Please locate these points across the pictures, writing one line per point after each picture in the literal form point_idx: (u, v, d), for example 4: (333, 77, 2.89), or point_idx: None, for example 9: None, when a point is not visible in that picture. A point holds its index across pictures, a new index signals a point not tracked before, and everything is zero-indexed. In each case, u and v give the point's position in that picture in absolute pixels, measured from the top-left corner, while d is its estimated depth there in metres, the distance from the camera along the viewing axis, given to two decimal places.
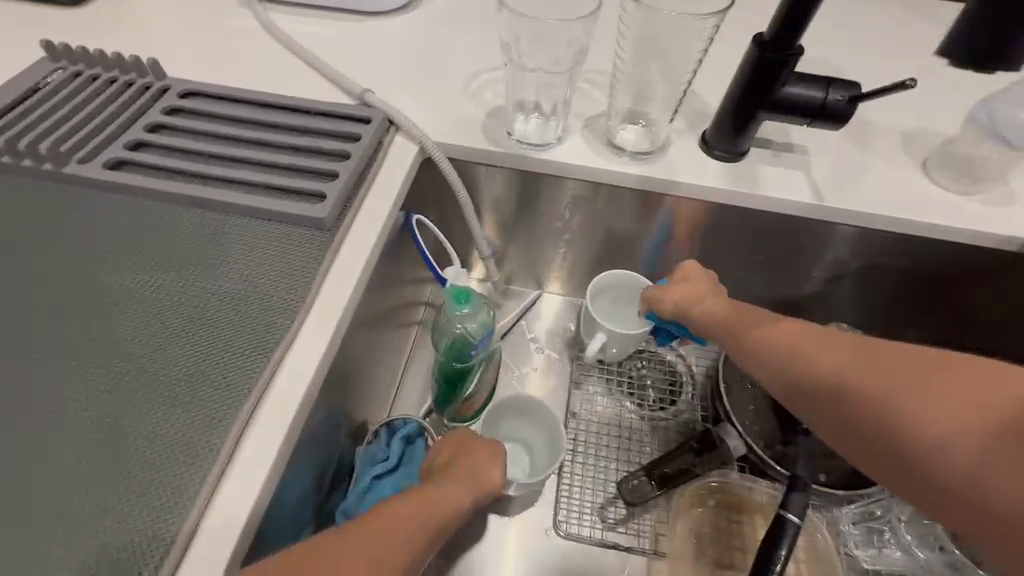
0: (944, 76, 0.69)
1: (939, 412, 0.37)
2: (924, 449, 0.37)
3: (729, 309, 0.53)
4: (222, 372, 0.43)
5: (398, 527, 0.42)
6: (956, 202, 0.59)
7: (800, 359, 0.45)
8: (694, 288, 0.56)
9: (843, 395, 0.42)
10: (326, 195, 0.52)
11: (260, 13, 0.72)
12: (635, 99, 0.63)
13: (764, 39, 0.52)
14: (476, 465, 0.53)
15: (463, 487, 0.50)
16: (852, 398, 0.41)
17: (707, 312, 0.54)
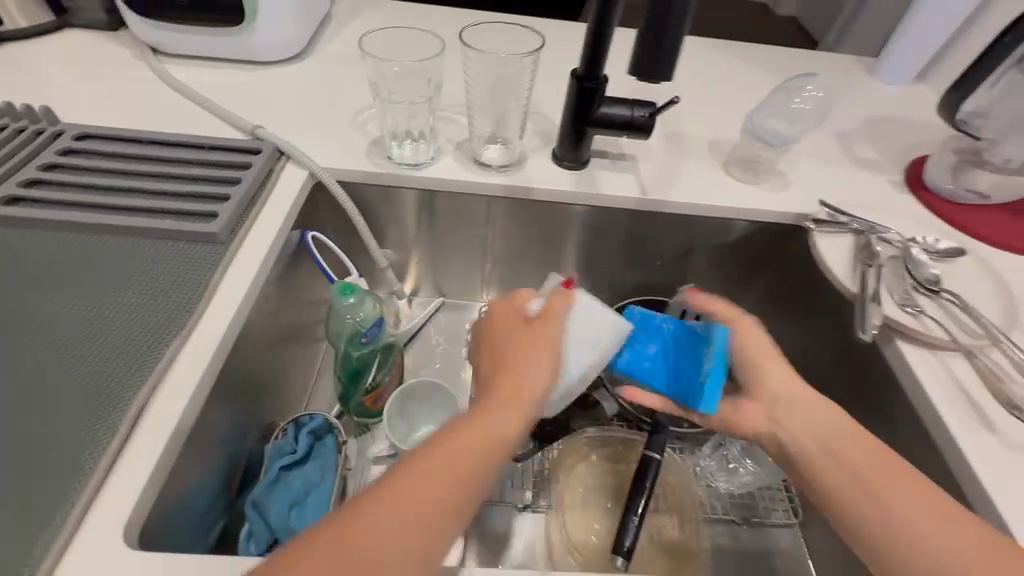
0: (738, 99, 0.89)
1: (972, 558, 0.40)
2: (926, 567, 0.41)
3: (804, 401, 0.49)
4: (121, 367, 0.48)
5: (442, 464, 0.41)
6: (746, 188, 0.76)
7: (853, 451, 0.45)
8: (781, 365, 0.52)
9: (861, 475, 0.44)
10: (219, 214, 0.59)
11: (155, 65, 0.79)
12: (494, 124, 0.76)
13: (578, 73, 0.67)
14: (543, 358, 0.48)
15: (513, 396, 0.46)
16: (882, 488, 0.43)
17: (773, 384, 0.51)
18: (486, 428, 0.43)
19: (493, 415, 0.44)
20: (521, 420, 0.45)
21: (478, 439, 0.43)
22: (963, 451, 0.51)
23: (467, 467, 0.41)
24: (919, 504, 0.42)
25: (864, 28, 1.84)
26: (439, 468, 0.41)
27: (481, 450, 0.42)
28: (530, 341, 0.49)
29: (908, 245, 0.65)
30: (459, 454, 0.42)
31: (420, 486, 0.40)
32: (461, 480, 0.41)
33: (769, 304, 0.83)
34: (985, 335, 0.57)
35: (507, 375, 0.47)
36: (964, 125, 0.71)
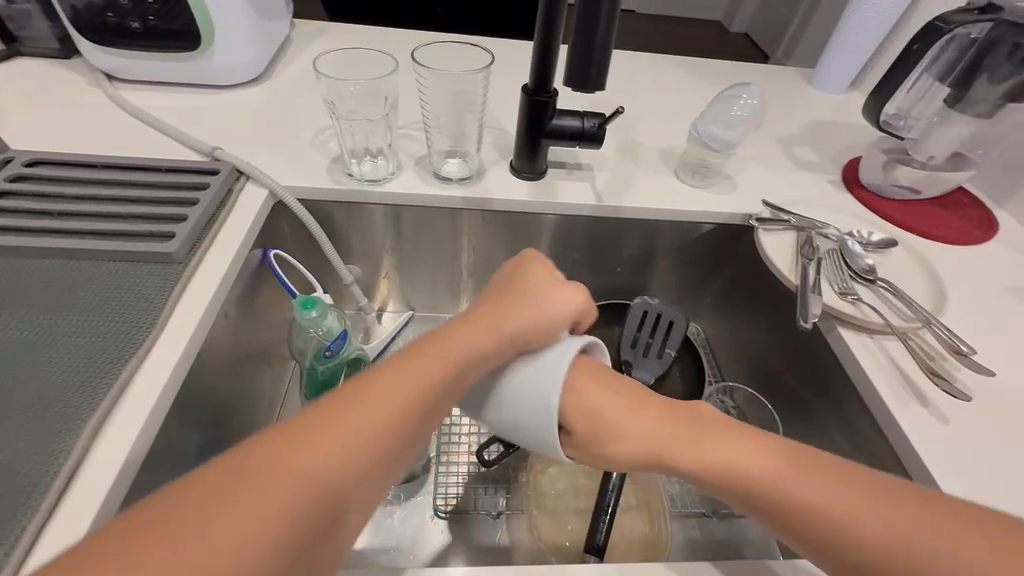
0: (686, 110, 0.94)
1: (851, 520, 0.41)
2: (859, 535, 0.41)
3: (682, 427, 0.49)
4: (73, 388, 0.47)
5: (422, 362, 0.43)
6: (695, 192, 0.79)
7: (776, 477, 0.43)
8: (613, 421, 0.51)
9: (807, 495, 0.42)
10: (176, 234, 0.59)
11: (110, 91, 0.79)
12: (453, 139, 0.78)
13: (529, 87, 0.70)
14: (544, 306, 0.53)
15: (481, 334, 0.48)
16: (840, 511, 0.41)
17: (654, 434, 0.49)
18: (449, 350, 0.45)
19: (466, 334, 0.48)
20: (490, 349, 0.48)
21: (438, 354, 0.45)
22: (902, 425, 0.54)
23: (421, 380, 0.42)
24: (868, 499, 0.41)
25: (810, 40, 1.95)
26: (390, 381, 0.41)
27: (449, 355, 0.45)
28: (534, 291, 0.54)
29: (844, 238, 0.70)
30: (435, 354, 0.44)
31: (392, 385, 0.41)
32: (426, 378, 0.43)
33: (727, 301, 0.87)
34: (916, 318, 0.61)
35: (495, 307, 0.51)
36: (888, 126, 0.78)
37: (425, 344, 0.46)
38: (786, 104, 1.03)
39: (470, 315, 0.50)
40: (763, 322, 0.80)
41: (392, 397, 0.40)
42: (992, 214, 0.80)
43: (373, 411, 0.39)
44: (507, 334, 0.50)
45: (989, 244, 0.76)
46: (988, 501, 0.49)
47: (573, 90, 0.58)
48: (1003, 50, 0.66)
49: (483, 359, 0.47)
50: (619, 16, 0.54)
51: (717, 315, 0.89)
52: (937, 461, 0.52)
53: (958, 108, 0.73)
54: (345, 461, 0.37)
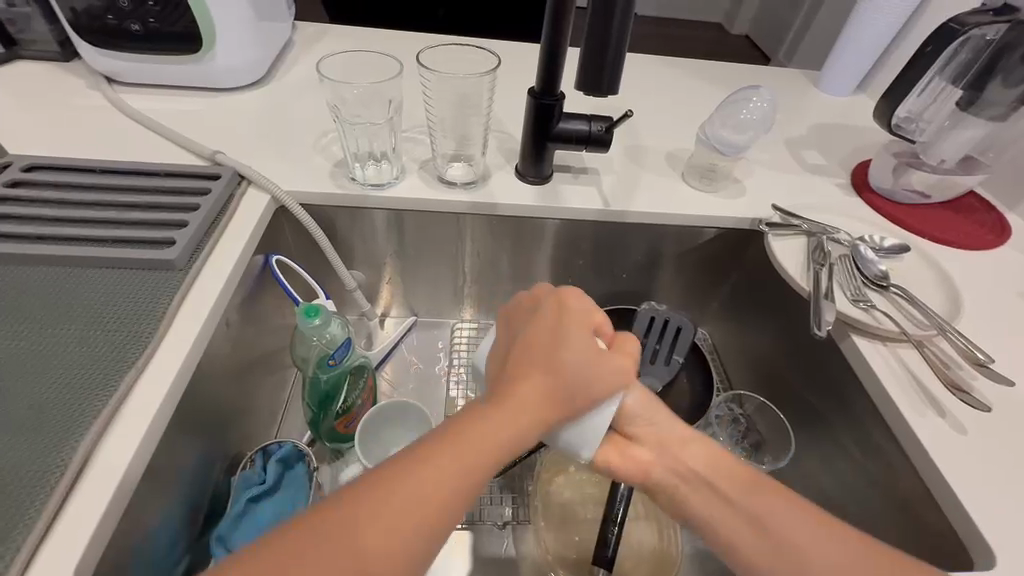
0: (692, 113, 0.93)
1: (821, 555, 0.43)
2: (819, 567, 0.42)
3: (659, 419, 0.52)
4: (71, 400, 0.46)
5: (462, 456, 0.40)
6: (704, 196, 0.78)
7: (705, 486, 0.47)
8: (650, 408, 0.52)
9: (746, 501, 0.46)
10: (177, 241, 0.58)
11: (110, 94, 0.78)
12: (458, 143, 0.77)
13: (535, 90, 0.69)
14: (583, 371, 0.46)
15: (520, 420, 0.43)
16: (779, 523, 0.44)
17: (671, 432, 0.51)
18: (494, 434, 0.41)
19: (500, 418, 0.42)
20: (535, 431, 0.43)
21: (474, 444, 0.41)
22: (919, 436, 0.53)
23: (473, 471, 0.40)
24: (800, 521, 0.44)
25: (814, 41, 1.94)
26: (435, 473, 0.39)
27: (485, 451, 0.41)
28: (578, 349, 0.46)
29: (856, 244, 0.69)
30: (469, 445, 0.41)
31: (423, 483, 0.38)
32: (462, 476, 0.39)
33: (734, 308, 0.86)
34: (931, 326, 0.60)
35: (530, 387, 0.44)
36: (898, 129, 0.76)
37: (464, 426, 0.42)
38: (793, 106, 1.02)
39: (510, 394, 0.44)
40: (772, 328, 0.79)
41: (431, 492, 0.38)
42: (1005, 218, 0.79)
43: (428, 501, 0.38)
44: (549, 414, 0.44)
45: (1002, 248, 0.75)
46: (1012, 515, 0.48)
47: (584, 94, 0.57)
48: (1019, 53, 0.66)
49: (529, 439, 0.43)
50: (630, 18, 0.53)
51: (724, 322, 0.88)
52: (956, 473, 0.50)
53: (971, 112, 0.72)
54: (409, 549, 0.36)
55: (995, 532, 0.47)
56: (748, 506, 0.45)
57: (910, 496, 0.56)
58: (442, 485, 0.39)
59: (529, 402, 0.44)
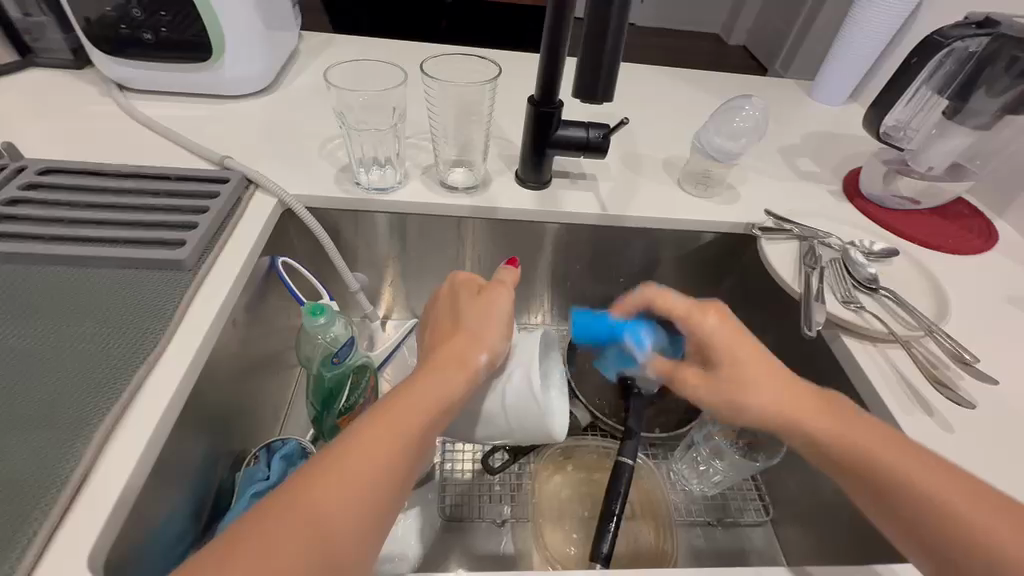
0: (687, 121, 0.96)
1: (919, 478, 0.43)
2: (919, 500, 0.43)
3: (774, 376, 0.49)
4: (85, 393, 0.47)
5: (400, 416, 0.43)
6: (700, 202, 0.80)
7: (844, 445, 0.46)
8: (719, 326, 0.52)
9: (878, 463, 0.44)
10: (187, 242, 0.60)
11: (121, 101, 0.80)
12: (460, 149, 0.79)
13: (535, 98, 0.71)
14: (487, 320, 0.51)
15: (444, 378, 0.47)
16: (911, 484, 0.43)
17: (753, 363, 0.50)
18: (426, 392, 0.45)
19: (429, 379, 0.46)
20: (463, 384, 0.47)
21: (409, 404, 0.44)
22: (906, 433, 0.55)
23: (413, 424, 0.44)
24: (944, 483, 0.43)
25: (808, 53, 1.98)
26: (376, 436, 0.42)
27: (420, 405, 0.45)
28: (468, 308, 0.52)
29: (847, 248, 0.71)
30: (404, 406, 0.44)
31: (371, 441, 0.41)
32: (403, 432, 0.43)
33: (730, 310, 0.88)
34: (919, 327, 0.62)
35: (449, 349, 0.49)
36: (888, 137, 0.78)
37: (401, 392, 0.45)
38: (786, 116, 1.04)
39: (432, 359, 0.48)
40: (767, 330, 0.81)
41: (377, 447, 0.41)
42: (992, 224, 0.81)
43: (379, 460, 0.41)
44: (472, 365, 0.48)
45: (989, 253, 0.77)
46: None
47: (581, 101, 0.59)
48: (1002, 63, 0.68)
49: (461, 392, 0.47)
50: (625, 30, 0.55)
51: None
52: None
53: (956, 121, 0.75)
54: (370, 506, 0.39)
55: None
56: (877, 450, 0.45)
57: None
58: (394, 434, 0.42)
59: (450, 363, 0.48)
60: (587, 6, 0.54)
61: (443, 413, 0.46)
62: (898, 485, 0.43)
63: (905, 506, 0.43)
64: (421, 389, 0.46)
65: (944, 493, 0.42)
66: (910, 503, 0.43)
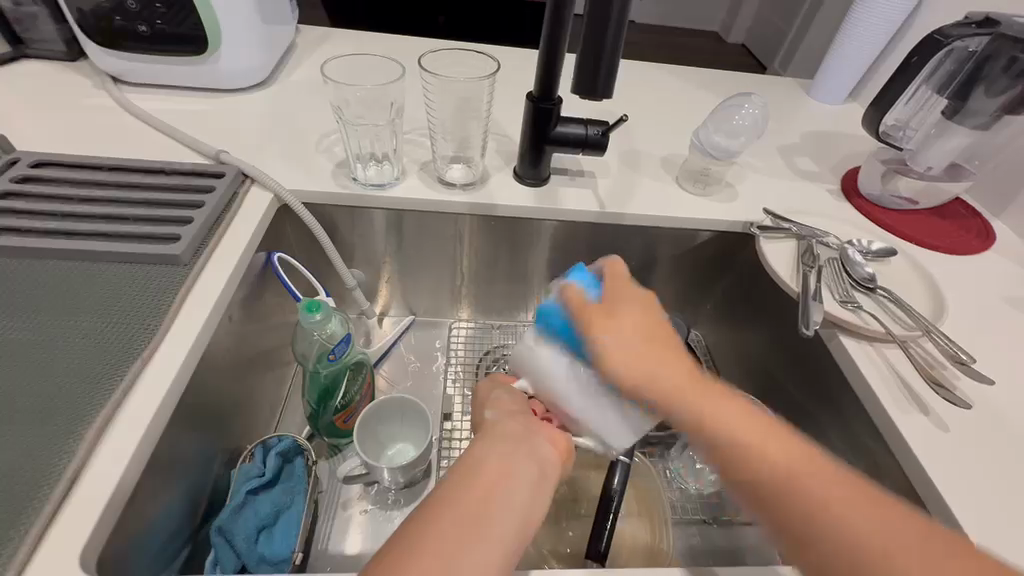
0: (686, 118, 0.95)
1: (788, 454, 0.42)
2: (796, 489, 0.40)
3: (670, 358, 0.46)
4: (79, 390, 0.47)
5: (487, 496, 0.41)
6: (697, 200, 0.80)
7: (706, 418, 0.43)
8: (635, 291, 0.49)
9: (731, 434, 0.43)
10: (183, 237, 0.59)
11: (115, 94, 0.79)
12: (458, 145, 0.78)
13: (534, 94, 0.71)
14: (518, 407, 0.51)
15: (522, 459, 0.45)
16: (778, 462, 0.41)
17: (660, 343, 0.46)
18: (509, 469, 0.44)
19: (507, 455, 0.45)
20: (543, 464, 0.46)
21: (495, 481, 0.42)
22: (903, 433, 0.55)
23: (506, 502, 0.41)
24: (813, 469, 0.41)
25: (808, 52, 1.97)
26: (459, 499, 0.41)
27: (508, 483, 0.43)
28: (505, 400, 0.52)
29: (845, 247, 0.71)
30: (488, 483, 0.42)
31: (464, 524, 0.39)
32: (498, 514, 0.41)
33: (727, 310, 0.88)
34: (916, 326, 0.62)
35: (502, 419, 0.49)
36: (886, 137, 0.79)
37: (479, 465, 0.43)
38: (785, 114, 1.04)
39: (499, 430, 0.47)
40: (764, 330, 0.81)
41: (472, 531, 0.39)
42: (990, 224, 0.81)
43: (484, 527, 0.40)
44: (545, 444, 0.47)
45: (986, 253, 0.77)
46: (992, 508, 0.50)
47: (580, 97, 0.59)
48: (1000, 63, 0.67)
49: (547, 472, 0.45)
50: (626, 27, 0.55)
51: (718, 322, 0.90)
52: (938, 469, 0.52)
53: (956, 120, 0.74)
54: None
55: (975, 523, 0.48)
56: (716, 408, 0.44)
57: (894, 491, 0.57)
58: (487, 515, 0.40)
59: (522, 445, 0.46)
60: (587, 3, 0.54)
61: (522, 473, 0.44)
62: (774, 472, 0.41)
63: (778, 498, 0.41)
64: (505, 467, 0.44)
65: (798, 474, 0.41)
66: (769, 487, 0.41)
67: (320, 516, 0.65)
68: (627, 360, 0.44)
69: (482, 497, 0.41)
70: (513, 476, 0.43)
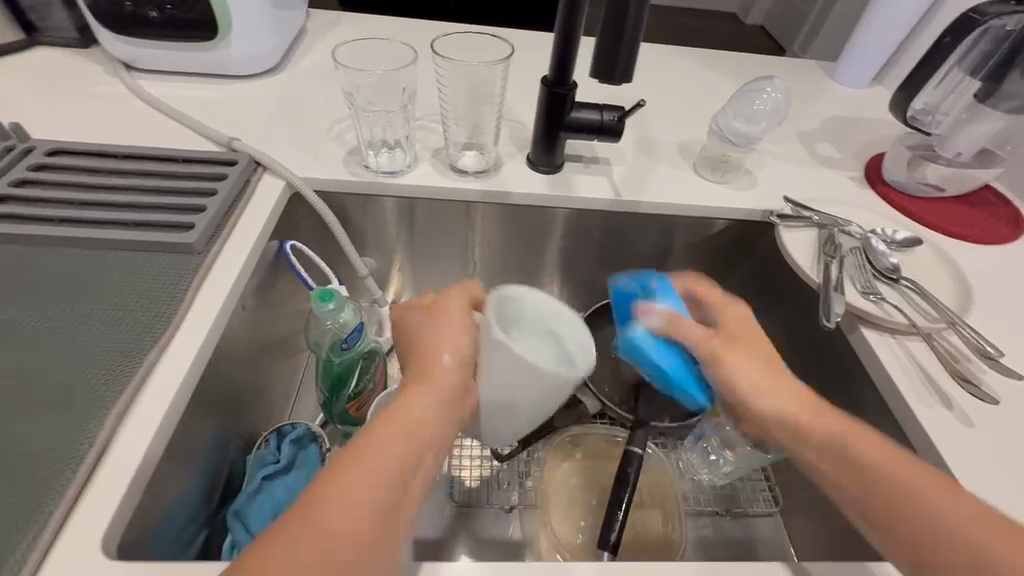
0: (704, 103, 0.93)
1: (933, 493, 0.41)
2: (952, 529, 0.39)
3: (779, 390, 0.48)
4: (95, 377, 0.47)
5: (399, 445, 0.40)
6: (715, 187, 0.78)
7: (810, 420, 0.46)
8: (733, 317, 0.53)
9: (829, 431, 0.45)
10: (195, 225, 0.59)
11: (127, 80, 0.79)
12: (470, 131, 0.77)
13: (548, 79, 0.69)
14: (452, 335, 0.47)
15: (438, 409, 0.43)
16: (915, 499, 0.41)
17: (770, 378, 0.49)
18: (423, 417, 0.42)
19: (426, 401, 0.43)
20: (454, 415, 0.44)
21: (409, 430, 0.41)
22: (923, 427, 0.54)
23: (410, 457, 0.40)
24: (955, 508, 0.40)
25: (829, 37, 1.91)
26: (369, 449, 0.39)
27: (420, 431, 0.42)
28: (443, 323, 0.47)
29: (868, 236, 0.68)
30: (402, 432, 0.41)
31: (368, 474, 0.38)
32: (401, 467, 0.40)
33: (744, 300, 0.86)
34: (941, 318, 0.60)
35: (429, 362, 0.45)
36: (915, 121, 0.76)
37: (397, 412, 0.42)
38: (807, 98, 1.01)
39: (424, 373, 0.45)
40: (783, 321, 0.79)
41: (371, 486, 0.38)
42: (1021, 213, 0.78)
43: (382, 479, 0.38)
44: (461, 396, 0.45)
45: (1016, 243, 0.75)
46: (1016, 505, 0.48)
47: (600, 83, 0.57)
48: None
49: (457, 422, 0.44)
50: (646, 9, 0.53)
51: (735, 314, 0.88)
52: (961, 466, 0.51)
53: (988, 104, 0.72)
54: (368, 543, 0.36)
55: None
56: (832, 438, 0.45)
57: None
58: (393, 466, 0.39)
59: (440, 391, 0.44)
60: None
61: (438, 422, 0.43)
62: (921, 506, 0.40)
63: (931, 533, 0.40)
64: (413, 412, 0.42)
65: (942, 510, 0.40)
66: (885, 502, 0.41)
67: None
68: (745, 381, 0.48)
69: (392, 449, 0.40)
70: (429, 427, 0.42)
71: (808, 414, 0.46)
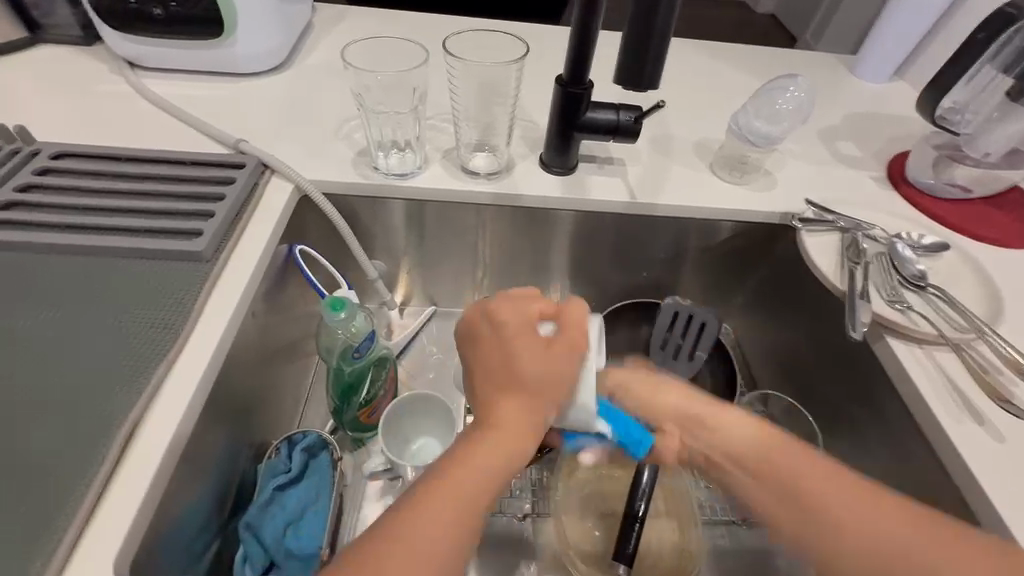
0: (721, 100, 0.90)
1: (852, 507, 0.44)
2: (872, 546, 0.43)
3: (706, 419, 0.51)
4: (104, 392, 0.46)
5: (468, 487, 0.42)
6: (734, 189, 0.76)
7: (732, 446, 0.49)
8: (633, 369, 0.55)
9: (787, 478, 0.46)
10: (203, 232, 0.58)
11: (132, 79, 0.77)
12: (481, 131, 0.75)
13: (563, 78, 0.67)
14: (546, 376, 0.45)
15: (511, 449, 0.44)
16: (831, 515, 0.44)
17: (684, 406, 0.52)
18: (496, 459, 0.43)
19: (498, 443, 0.44)
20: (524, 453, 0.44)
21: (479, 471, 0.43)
22: (952, 443, 0.52)
23: (477, 499, 0.42)
24: (881, 518, 0.44)
25: (843, 26, 1.86)
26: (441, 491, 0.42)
27: (490, 472, 0.43)
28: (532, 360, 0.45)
29: (893, 241, 0.66)
30: (471, 475, 0.42)
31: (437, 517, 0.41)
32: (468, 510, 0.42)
33: (761, 303, 0.84)
34: (970, 328, 0.58)
35: (507, 399, 0.45)
36: (942, 121, 0.72)
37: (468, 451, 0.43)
38: (826, 93, 0.98)
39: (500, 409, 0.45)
40: (803, 326, 0.77)
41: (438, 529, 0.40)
42: None
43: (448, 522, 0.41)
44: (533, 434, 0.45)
45: None
46: None
47: (623, 88, 0.55)
48: None
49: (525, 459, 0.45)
50: (674, 9, 0.51)
51: (751, 317, 0.86)
52: (994, 484, 0.49)
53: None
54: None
55: None
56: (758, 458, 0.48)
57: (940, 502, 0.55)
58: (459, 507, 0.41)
59: (516, 430, 0.44)
60: None
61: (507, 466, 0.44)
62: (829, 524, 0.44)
63: (851, 550, 0.43)
64: (481, 453, 0.43)
65: (870, 524, 0.44)
66: (804, 523, 0.45)
67: (347, 511, 0.64)
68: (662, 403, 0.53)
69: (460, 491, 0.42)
70: (498, 469, 0.43)
71: (726, 438, 0.50)
